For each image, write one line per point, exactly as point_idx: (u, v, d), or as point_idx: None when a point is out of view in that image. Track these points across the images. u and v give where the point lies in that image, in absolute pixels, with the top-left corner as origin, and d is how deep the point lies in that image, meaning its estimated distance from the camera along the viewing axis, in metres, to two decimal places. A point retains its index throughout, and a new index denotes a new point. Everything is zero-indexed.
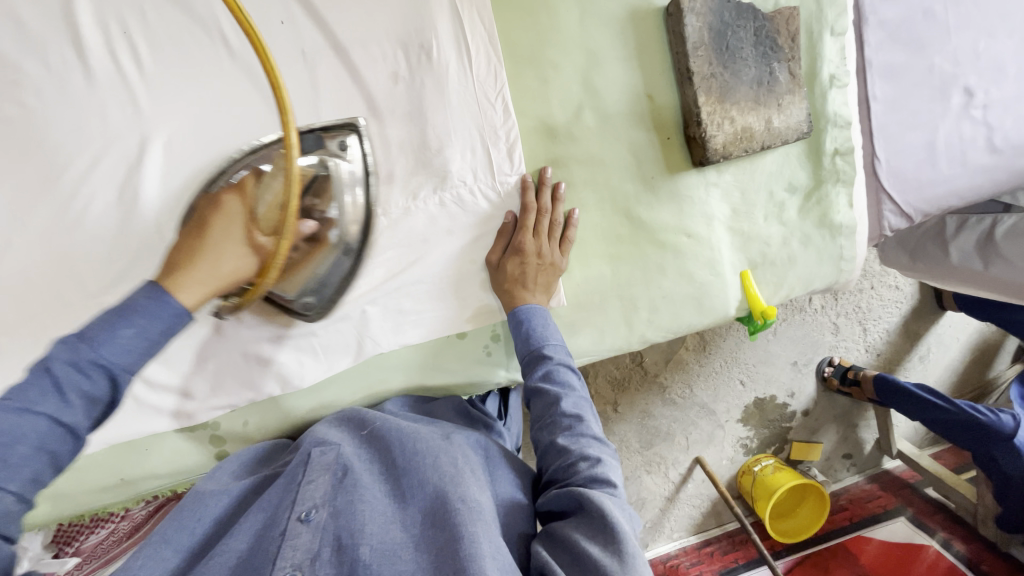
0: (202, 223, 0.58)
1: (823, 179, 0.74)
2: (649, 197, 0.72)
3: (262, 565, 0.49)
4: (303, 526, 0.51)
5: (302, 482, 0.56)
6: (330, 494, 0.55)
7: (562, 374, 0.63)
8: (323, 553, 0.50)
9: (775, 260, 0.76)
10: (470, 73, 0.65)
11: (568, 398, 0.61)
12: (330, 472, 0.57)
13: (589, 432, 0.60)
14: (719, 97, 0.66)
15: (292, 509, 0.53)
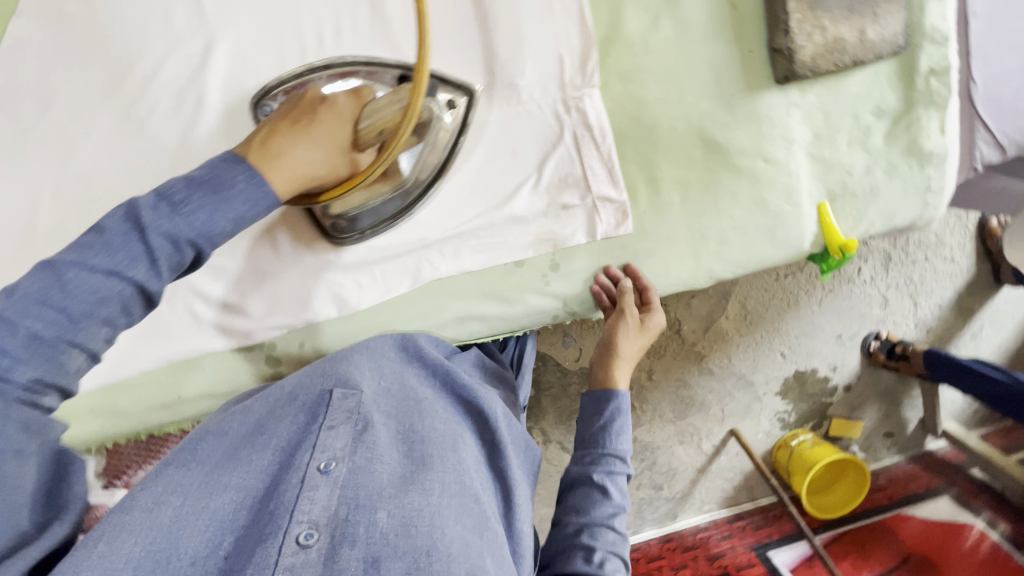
0: (302, 121, 0.55)
1: (915, 101, 0.68)
2: (727, 116, 0.68)
3: (276, 509, 0.44)
4: (322, 478, 0.46)
5: (321, 427, 0.51)
6: (351, 445, 0.50)
7: (609, 482, 0.65)
8: (340, 511, 0.45)
9: (857, 191, 0.71)
10: None
11: (614, 509, 0.62)
12: (351, 423, 0.52)
13: (623, 538, 0.61)
14: (810, 4, 0.62)
15: (310, 456, 0.48)
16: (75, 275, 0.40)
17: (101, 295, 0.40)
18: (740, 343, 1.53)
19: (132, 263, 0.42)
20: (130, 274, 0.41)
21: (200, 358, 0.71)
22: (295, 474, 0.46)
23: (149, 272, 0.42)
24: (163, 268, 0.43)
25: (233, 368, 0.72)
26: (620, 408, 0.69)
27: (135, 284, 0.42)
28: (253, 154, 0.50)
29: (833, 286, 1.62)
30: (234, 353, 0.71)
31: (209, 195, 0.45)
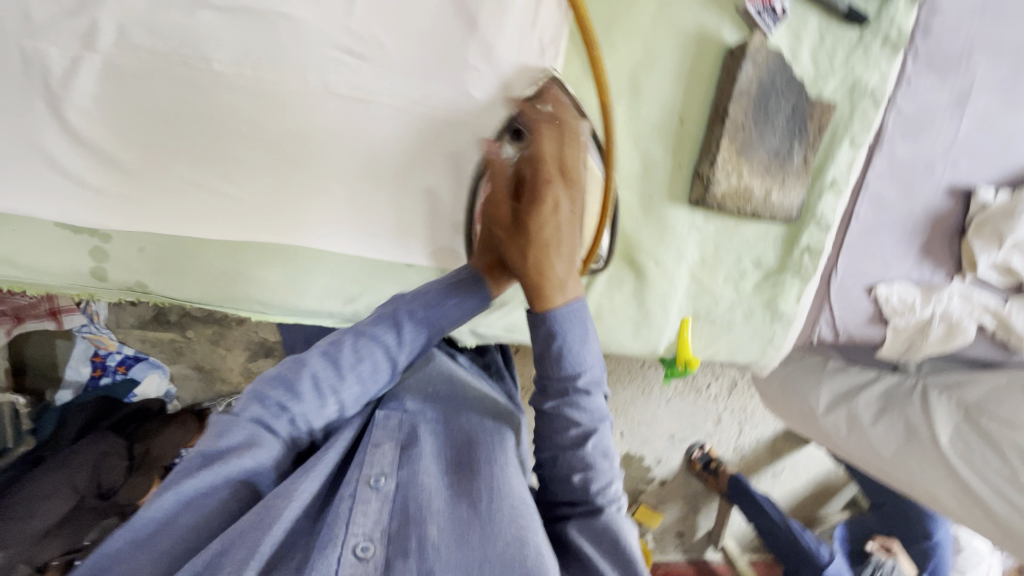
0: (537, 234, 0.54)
1: (786, 267, 0.78)
2: (639, 212, 0.73)
3: (325, 526, 0.45)
4: (373, 493, 0.48)
5: (369, 444, 0.53)
6: (395, 463, 0.52)
7: (590, 402, 0.52)
8: (391, 523, 0.47)
9: (716, 320, 0.79)
10: (535, 13, 0.64)
11: (582, 427, 0.52)
12: (396, 442, 0.55)
13: (606, 449, 0.53)
14: (739, 150, 0.68)
15: (360, 472, 0.50)
16: (349, 348, 0.54)
17: (361, 353, 0.54)
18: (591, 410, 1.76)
19: (383, 334, 0.55)
20: (381, 342, 0.55)
21: (15, 219, 0.63)
22: (348, 491, 0.48)
23: (393, 341, 0.56)
24: (401, 342, 0.56)
25: (49, 243, 0.65)
26: (581, 323, 0.53)
27: (389, 354, 0.56)
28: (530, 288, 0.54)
29: (683, 390, 1.83)
30: (61, 230, 0.65)
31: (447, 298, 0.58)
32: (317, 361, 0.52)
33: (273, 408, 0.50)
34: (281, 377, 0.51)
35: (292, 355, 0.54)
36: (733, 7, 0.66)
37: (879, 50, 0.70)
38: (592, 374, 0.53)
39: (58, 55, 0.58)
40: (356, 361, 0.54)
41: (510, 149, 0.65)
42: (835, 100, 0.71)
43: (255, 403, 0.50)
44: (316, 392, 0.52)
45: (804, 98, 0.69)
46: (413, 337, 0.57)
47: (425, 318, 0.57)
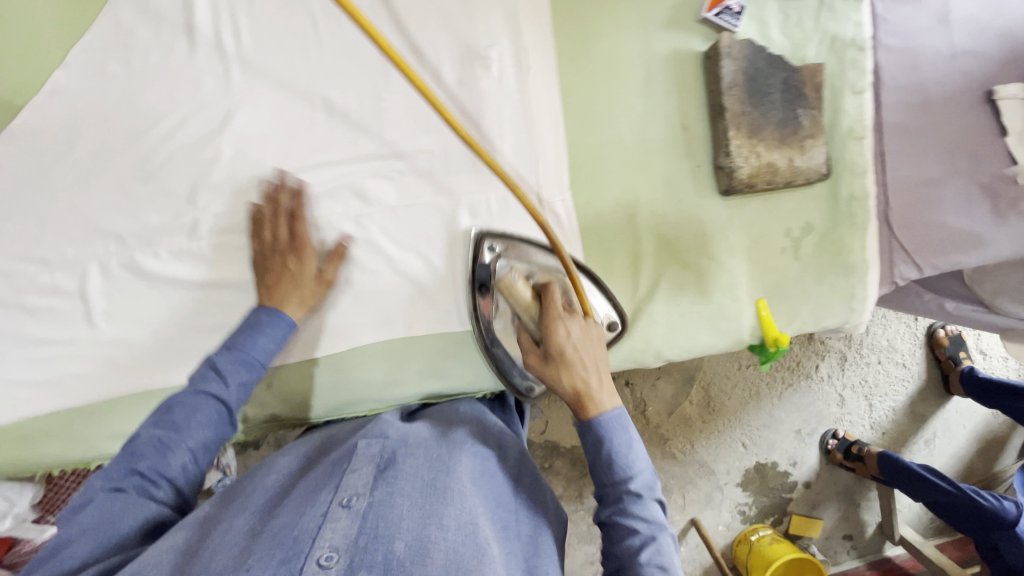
0: (581, 394, 0.62)
1: (839, 221, 0.79)
2: (676, 217, 0.77)
3: (293, 552, 0.48)
4: (343, 512, 0.52)
5: (346, 471, 0.59)
6: (370, 485, 0.57)
7: (653, 508, 0.58)
8: (360, 539, 0.50)
9: (790, 293, 0.80)
10: (527, 88, 0.73)
11: (642, 536, 0.56)
12: (371, 464, 0.60)
13: (659, 523, 0.57)
14: (748, 133, 0.73)
15: (334, 494, 0.55)
16: (186, 401, 0.63)
17: (224, 382, 0.65)
18: (701, 429, 1.71)
19: (210, 378, 0.64)
20: (207, 390, 0.64)
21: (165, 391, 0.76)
22: (320, 509, 0.53)
23: (216, 385, 0.64)
24: (232, 383, 0.65)
25: None
26: (624, 430, 0.60)
27: (214, 397, 0.64)
28: (574, 405, 0.62)
29: (790, 381, 1.76)
30: None
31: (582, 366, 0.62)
32: (152, 426, 0.61)
33: (150, 467, 0.59)
34: (192, 412, 0.62)
35: (158, 408, 0.63)
36: (695, 20, 0.74)
37: (843, 3, 0.75)
38: (647, 480, 0.59)
39: (177, 253, 0.73)
40: (193, 416, 0.62)
41: (491, 304, 0.74)
42: (821, 60, 0.75)
43: (99, 476, 0.58)
44: (157, 450, 0.60)
45: (790, 69, 0.73)
46: (233, 378, 0.65)
47: (248, 358, 0.67)
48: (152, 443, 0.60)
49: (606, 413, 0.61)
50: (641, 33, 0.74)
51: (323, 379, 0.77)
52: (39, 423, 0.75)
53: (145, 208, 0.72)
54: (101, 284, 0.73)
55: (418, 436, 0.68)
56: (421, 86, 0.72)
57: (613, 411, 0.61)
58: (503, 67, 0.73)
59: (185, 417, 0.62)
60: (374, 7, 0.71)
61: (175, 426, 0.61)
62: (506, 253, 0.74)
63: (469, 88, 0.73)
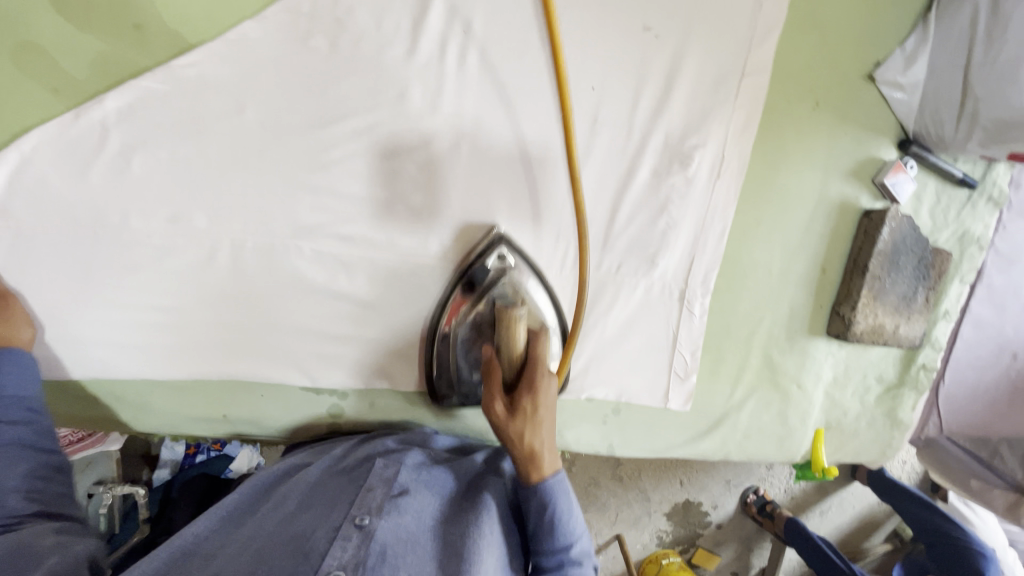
0: (536, 453, 0.62)
1: (905, 381, 0.89)
2: (785, 345, 0.84)
3: (295, 553, 0.55)
4: (356, 531, 0.57)
5: (362, 489, 0.63)
6: (383, 504, 0.61)
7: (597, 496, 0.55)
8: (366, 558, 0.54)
9: (844, 428, 0.90)
10: (711, 195, 0.74)
11: (558, 556, 0.63)
12: (386, 485, 0.64)
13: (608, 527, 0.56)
14: (874, 296, 0.80)
15: (348, 512, 0.60)
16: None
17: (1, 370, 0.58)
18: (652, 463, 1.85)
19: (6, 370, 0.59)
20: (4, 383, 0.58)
21: (263, 386, 0.73)
22: (332, 525, 0.58)
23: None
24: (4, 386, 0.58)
25: (295, 404, 0.75)
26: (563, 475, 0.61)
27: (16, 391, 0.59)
28: (524, 467, 0.62)
29: None
30: (305, 391, 0.74)
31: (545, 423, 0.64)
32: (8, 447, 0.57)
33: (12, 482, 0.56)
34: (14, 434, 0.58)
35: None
36: (870, 179, 0.78)
37: (984, 206, 0.82)
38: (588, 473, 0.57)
39: (323, 252, 0.68)
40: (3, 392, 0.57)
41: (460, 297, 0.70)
42: (948, 247, 0.83)
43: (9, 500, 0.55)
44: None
45: (928, 250, 0.81)
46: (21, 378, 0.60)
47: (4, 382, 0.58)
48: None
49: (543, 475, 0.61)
50: (823, 177, 0.77)
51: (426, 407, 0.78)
52: (110, 384, 0.70)
53: (303, 198, 0.66)
54: (228, 261, 0.67)
55: (435, 453, 0.74)
56: (617, 162, 0.70)
57: (558, 475, 0.63)
58: (699, 168, 0.72)
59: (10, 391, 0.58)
60: (603, 70, 0.67)
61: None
62: (509, 256, 0.71)
63: (660, 178, 0.72)
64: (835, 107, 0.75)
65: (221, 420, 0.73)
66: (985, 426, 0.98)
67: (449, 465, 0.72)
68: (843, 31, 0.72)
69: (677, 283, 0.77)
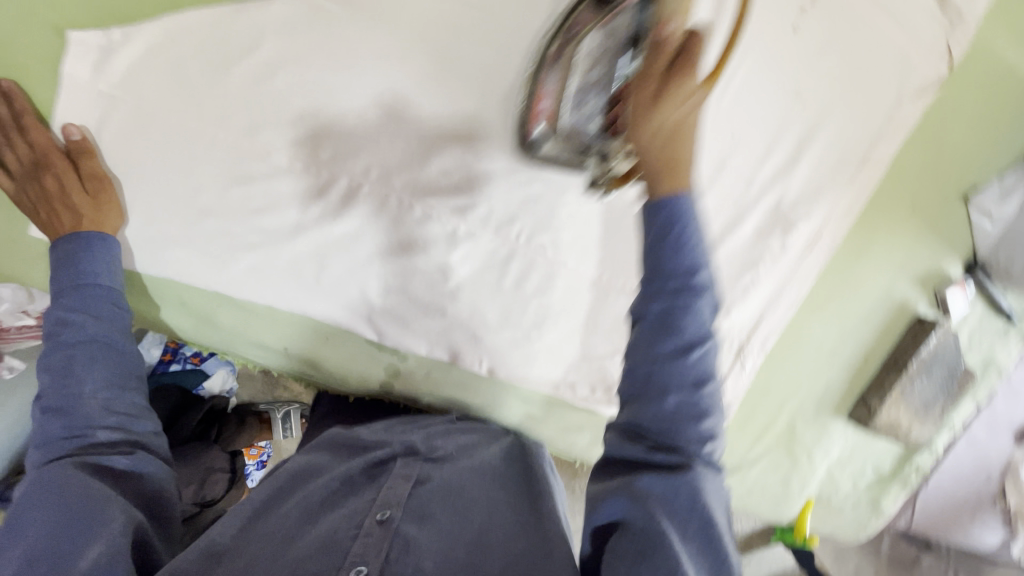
0: (680, 136, 0.47)
1: (897, 477, 0.96)
2: (809, 417, 0.89)
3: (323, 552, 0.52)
4: (379, 526, 0.54)
5: (383, 485, 0.60)
6: (406, 497, 0.58)
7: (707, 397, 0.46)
8: (390, 552, 0.51)
9: (831, 504, 0.97)
10: (798, 265, 0.77)
11: (663, 224, 0.46)
12: (406, 480, 0.60)
13: (702, 415, 0.45)
14: (901, 394, 0.86)
15: (371, 509, 0.56)
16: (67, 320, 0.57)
17: (80, 286, 0.58)
18: None
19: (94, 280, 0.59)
20: (83, 291, 0.58)
21: (331, 329, 0.72)
22: (354, 521, 0.55)
23: (74, 298, 0.58)
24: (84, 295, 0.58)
25: (354, 354, 0.75)
26: (689, 209, 0.47)
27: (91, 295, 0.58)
28: (658, 172, 0.47)
29: None
30: (369, 345, 0.74)
31: (674, 239, 0.46)
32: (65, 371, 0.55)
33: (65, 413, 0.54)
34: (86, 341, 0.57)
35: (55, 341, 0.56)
36: (932, 289, 0.84)
37: (1016, 341, 0.89)
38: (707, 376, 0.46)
39: (432, 217, 0.68)
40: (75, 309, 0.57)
41: (593, 35, 0.54)
42: (974, 368, 0.90)
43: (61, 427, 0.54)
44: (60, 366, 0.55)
45: (959, 366, 0.87)
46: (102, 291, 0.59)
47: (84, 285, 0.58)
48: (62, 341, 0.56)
49: (674, 196, 0.47)
50: (894, 277, 0.82)
51: (474, 391, 0.79)
52: (177, 286, 0.68)
53: (431, 159, 0.65)
54: (340, 201, 0.66)
55: (451, 438, 0.70)
56: (726, 209, 0.73)
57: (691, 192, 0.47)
58: (795, 238, 0.75)
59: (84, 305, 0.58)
60: (745, 120, 0.69)
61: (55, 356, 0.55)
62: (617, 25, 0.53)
63: (759, 236, 0.75)
64: (925, 216, 0.79)
65: (280, 350, 0.73)
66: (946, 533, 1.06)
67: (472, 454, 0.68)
68: (956, 151, 0.77)
69: (739, 338, 0.80)
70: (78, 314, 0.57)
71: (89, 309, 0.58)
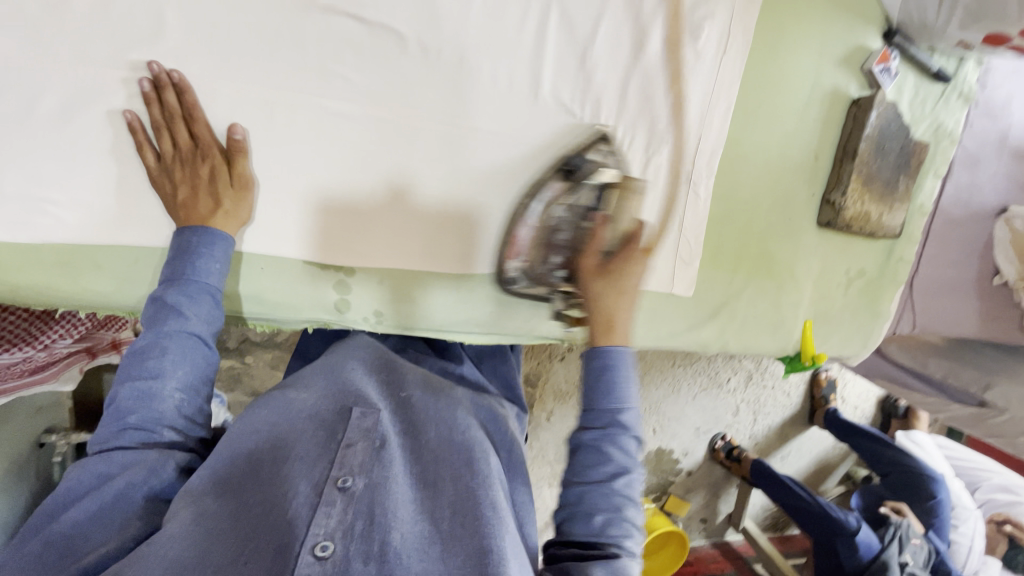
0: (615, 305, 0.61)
1: (884, 274, 0.95)
2: (780, 233, 0.87)
3: (281, 527, 0.49)
4: (340, 494, 0.51)
5: (341, 444, 0.57)
6: (366, 462, 0.55)
7: (620, 460, 0.54)
8: (356, 524, 0.50)
9: (830, 321, 0.95)
10: (717, 70, 0.75)
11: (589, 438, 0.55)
12: (368, 439, 0.58)
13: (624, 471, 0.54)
14: (863, 181, 0.84)
15: (330, 470, 0.53)
16: (164, 346, 0.56)
17: (178, 307, 0.57)
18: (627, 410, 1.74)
19: (186, 304, 0.57)
20: (183, 324, 0.57)
21: (264, 258, 0.67)
22: (315, 485, 0.52)
23: (177, 321, 0.57)
24: (189, 313, 0.57)
25: (297, 279, 0.68)
26: (622, 377, 0.57)
27: (192, 333, 0.57)
28: (595, 330, 0.60)
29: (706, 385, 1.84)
30: (311, 265, 0.68)
31: (598, 391, 0.56)
32: (130, 379, 0.55)
33: (140, 418, 0.55)
34: (177, 356, 0.56)
35: (147, 350, 0.56)
36: (858, 67, 0.82)
37: (956, 101, 0.88)
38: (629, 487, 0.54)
39: (331, 110, 0.64)
40: (164, 355, 0.56)
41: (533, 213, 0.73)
42: (925, 139, 0.88)
43: (122, 424, 0.55)
44: (141, 398, 0.55)
45: (909, 138, 0.85)
46: (190, 307, 0.58)
47: (180, 313, 0.57)
48: (144, 383, 0.55)
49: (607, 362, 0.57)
50: (817, 62, 0.80)
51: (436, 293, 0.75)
52: (84, 251, 0.64)
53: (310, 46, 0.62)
54: (227, 113, 0.62)
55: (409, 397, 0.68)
56: (627, 28, 0.71)
57: (625, 349, 0.58)
58: (706, 40, 0.73)
59: (186, 322, 0.57)
60: None
61: (143, 389, 0.55)
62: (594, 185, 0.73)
63: (669, 50, 0.73)
64: None
65: None
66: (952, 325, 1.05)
67: (432, 413, 0.65)
68: None
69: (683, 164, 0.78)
70: (151, 335, 0.56)
71: (191, 310, 0.58)
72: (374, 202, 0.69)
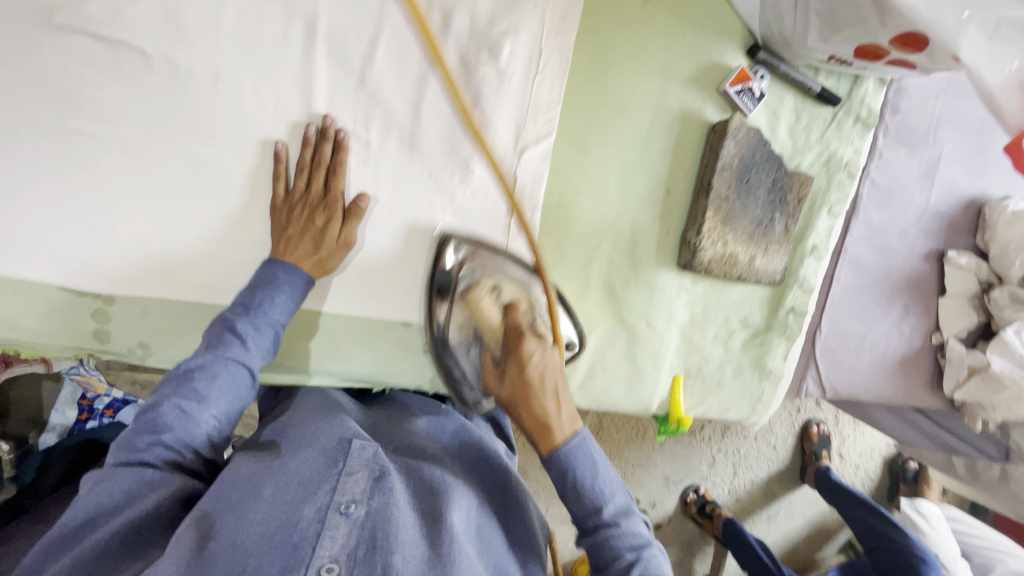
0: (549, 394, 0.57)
1: (772, 326, 0.81)
2: (629, 274, 0.75)
3: (275, 550, 0.45)
4: (342, 519, 0.48)
5: (341, 472, 0.52)
6: (367, 492, 0.51)
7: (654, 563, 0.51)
8: (357, 549, 0.46)
9: (706, 378, 0.82)
10: (530, 92, 0.67)
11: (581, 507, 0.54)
12: (370, 471, 0.53)
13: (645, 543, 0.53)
14: (724, 218, 0.71)
15: (331, 497, 0.49)
16: (219, 372, 0.54)
17: (242, 337, 0.57)
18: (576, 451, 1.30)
19: (248, 336, 0.57)
20: (239, 358, 0.56)
21: (13, 283, 0.63)
22: (296, 513, 0.48)
23: (237, 346, 0.56)
24: (249, 344, 0.57)
25: (53, 305, 0.65)
26: (588, 457, 0.55)
27: (240, 363, 0.56)
28: (538, 438, 0.56)
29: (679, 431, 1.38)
30: (66, 293, 0.65)
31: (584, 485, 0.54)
32: (173, 393, 0.53)
33: (173, 439, 0.51)
34: (227, 386, 0.55)
35: (190, 372, 0.54)
36: (714, 89, 0.71)
37: (852, 126, 0.75)
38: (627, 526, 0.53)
39: (77, 130, 0.61)
40: (214, 380, 0.54)
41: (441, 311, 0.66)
42: (811, 172, 0.75)
43: (129, 448, 0.50)
44: (181, 418, 0.52)
45: (783, 170, 0.73)
46: (253, 340, 0.58)
47: (244, 326, 0.58)
48: (180, 395, 0.53)
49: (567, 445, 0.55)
50: (659, 83, 0.70)
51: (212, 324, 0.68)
52: None
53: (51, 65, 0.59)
54: None
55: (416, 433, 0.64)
56: (414, 46, 0.64)
57: (576, 437, 0.55)
58: (512, 58, 0.66)
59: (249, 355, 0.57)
60: None
61: (177, 417, 0.52)
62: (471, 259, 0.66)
63: (467, 68, 0.65)
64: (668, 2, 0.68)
65: None
66: (881, 394, 0.86)
67: (444, 454, 0.62)
68: None
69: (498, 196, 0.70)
70: (200, 369, 0.54)
71: (253, 342, 0.58)
72: (132, 230, 0.64)
